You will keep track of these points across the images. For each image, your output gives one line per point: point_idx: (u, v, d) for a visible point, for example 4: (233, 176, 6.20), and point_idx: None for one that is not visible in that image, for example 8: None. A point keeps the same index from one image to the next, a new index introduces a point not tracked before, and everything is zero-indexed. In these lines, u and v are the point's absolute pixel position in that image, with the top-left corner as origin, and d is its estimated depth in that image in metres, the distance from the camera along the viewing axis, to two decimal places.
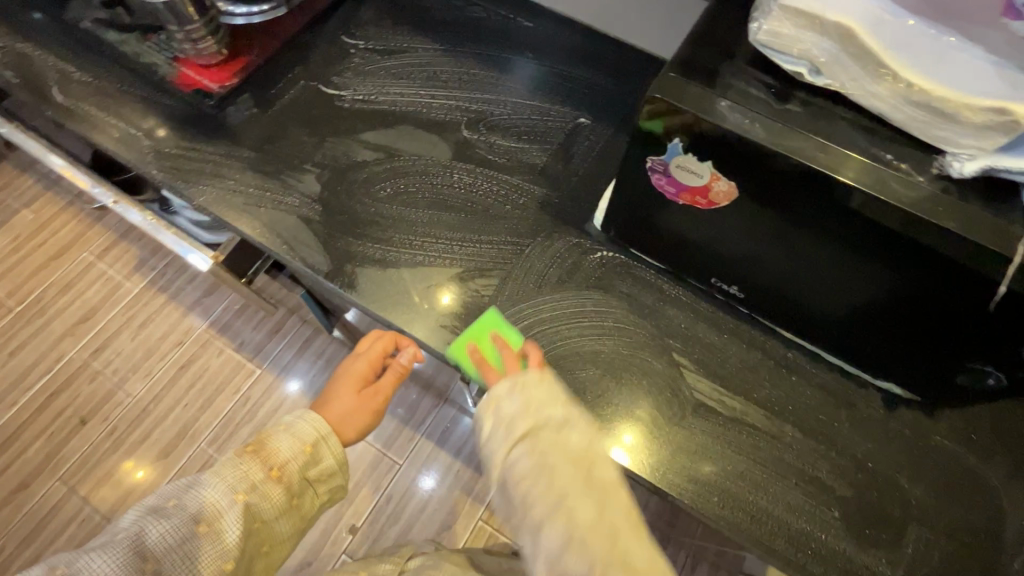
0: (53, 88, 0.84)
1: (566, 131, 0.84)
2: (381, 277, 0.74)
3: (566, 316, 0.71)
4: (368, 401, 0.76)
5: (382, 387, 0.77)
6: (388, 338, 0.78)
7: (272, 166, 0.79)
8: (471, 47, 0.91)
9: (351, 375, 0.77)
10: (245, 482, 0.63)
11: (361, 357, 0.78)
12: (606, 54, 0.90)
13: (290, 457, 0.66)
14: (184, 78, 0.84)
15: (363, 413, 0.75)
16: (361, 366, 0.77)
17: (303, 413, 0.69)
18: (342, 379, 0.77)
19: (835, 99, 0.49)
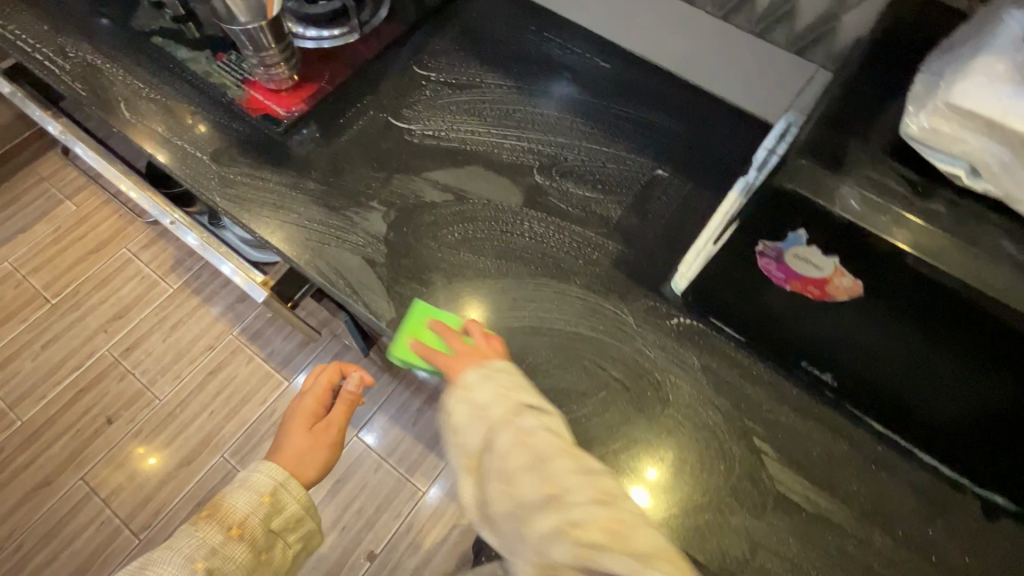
0: (120, 103, 0.82)
1: (643, 183, 0.80)
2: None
3: (396, 347, 0.66)
4: (322, 437, 0.81)
5: (332, 420, 0.82)
6: (333, 369, 0.86)
7: (336, 202, 0.76)
8: (546, 85, 0.87)
9: (300, 414, 0.83)
10: (205, 548, 0.68)
11: (309, 393, 0.84)
12: (688, 104, 0.86)
13: (248, 512, 0.71)
14: (251, 102, 0.82)
15: (320, 449, 0.80)
16: (310, 403, 0.84)
17: (257, 466, 0.75)
18: (291, 421, 0.83)
19: (988, 204, 0.44)
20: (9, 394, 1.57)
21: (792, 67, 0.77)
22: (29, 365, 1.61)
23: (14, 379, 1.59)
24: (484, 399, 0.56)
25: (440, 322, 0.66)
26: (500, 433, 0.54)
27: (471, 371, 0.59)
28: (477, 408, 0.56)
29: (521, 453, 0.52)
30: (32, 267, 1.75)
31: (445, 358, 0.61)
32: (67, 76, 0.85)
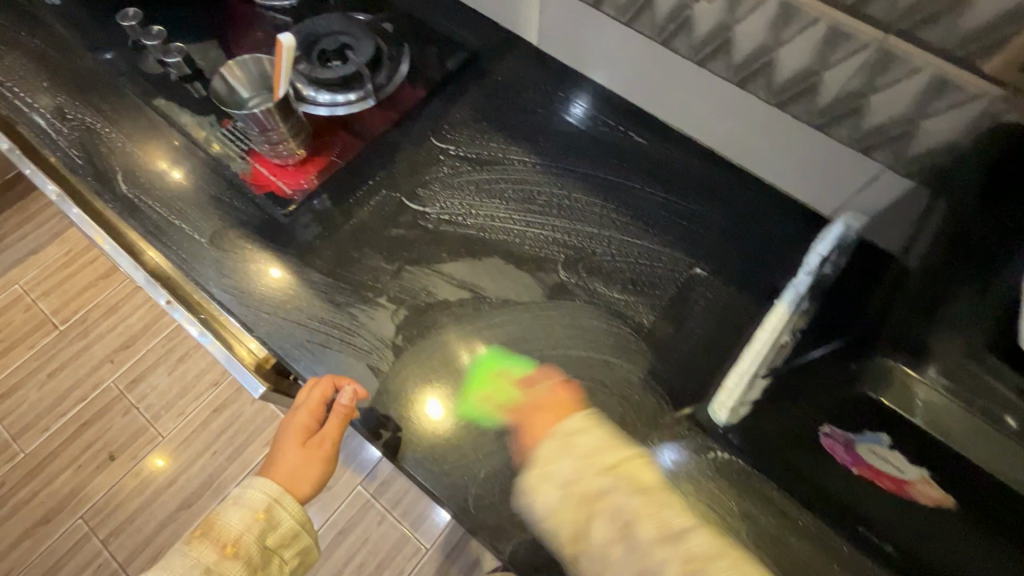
0: (118, 175, 0.77)
1: (679, 283, 0.72)
2: (432, 446, 0.63)
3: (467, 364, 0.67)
4: (315, 452, 0.69)
5: (327, 435, 0.68)
6: (325, 383, 0.64)
7: (340, 295, 0.70)
8: (574, 164, 0.80)
9: (293, 428, 0.69)
10: (199, 568, 0.63)
11: (302, 407, 0.66)
12: (729, 195, 0.79)
13: (242, 530, 0.64)
14: (256, 177, 0.77)
15: (313, 459, 0.69)
16: (304, 418, 0.67)
17: (250, 482, 0.68)
18: (285, 433, 0.70)
19: None
20: (14, 425, 1.54)
21: (856, 167, 0.68)
22: (35, 395, 1.58)
23: (18, 410, 1.56)
24: (589, 447, 0.53)
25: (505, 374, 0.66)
26: (563, 467, 0.52)
27: (548, 446, 0.54)
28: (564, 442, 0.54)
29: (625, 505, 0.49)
30: (42, 291, 1.73)
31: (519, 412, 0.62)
32: (64, 141, 0.80)
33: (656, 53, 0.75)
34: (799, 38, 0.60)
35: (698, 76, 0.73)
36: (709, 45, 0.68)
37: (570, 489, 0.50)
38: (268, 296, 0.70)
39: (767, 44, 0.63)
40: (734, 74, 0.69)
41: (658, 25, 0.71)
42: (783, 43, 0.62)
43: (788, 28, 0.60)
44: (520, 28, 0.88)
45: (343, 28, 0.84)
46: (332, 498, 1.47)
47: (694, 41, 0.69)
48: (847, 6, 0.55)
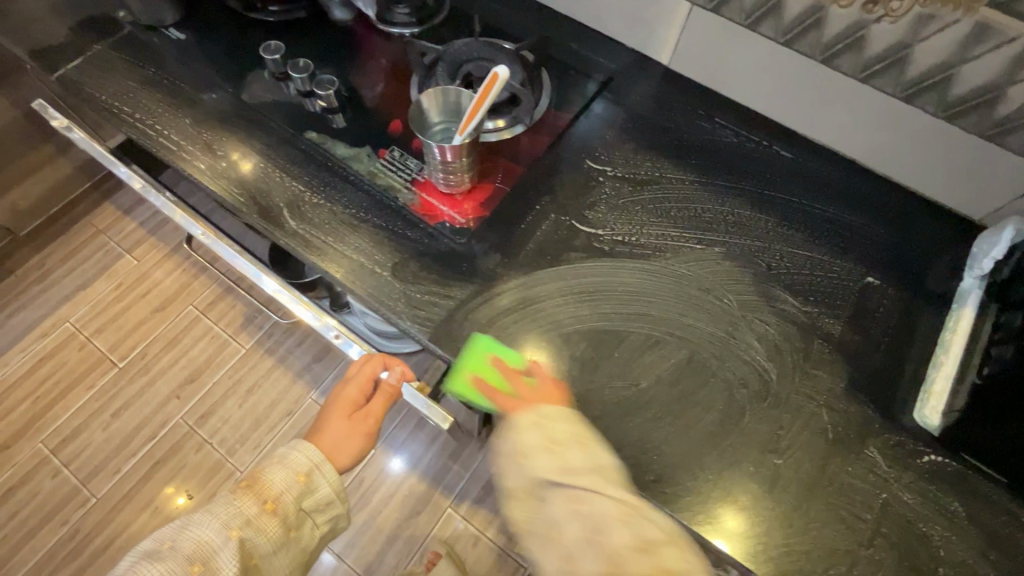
0: (283, 211, 0.75)
1: (856, 293, 0.74)
2: (658, 466, 0.63)
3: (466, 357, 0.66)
4: (360, 422, 0.83)
5: (371, 410, 0.84)
6: (375, 363, 0.85)
7: (533, 320, 0.70)
8: (729, 180, 0.81)
9: (341, 401, 0.85)
10: (240, 518, 0.72)
11: (352, 383, 0.85)
12: (881, 203, 0.81)
13: (283, 489, 0.74)
14: (423, 208, 0.76)
15: (356, 430, 0.83)
16: (353, 393, 0.84)
17: (295, 445, 0.79)
18: (333, 406, 0.85)
19: None
20: (81, 468, 1.48)
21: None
22: (100, 437, 1.52)
23: (84, 452, 1.50)
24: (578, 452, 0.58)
25: (498, 360, 0.66)
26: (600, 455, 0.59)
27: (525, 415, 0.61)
28: (525, 430, 0.61)
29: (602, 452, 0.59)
30: (95, 328, 1.67)
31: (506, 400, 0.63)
32: (220, 179, 0.78)
33: (809, 73, 0.78)
34: (989, 54, 0.63)
35: (855, 93, 0.76)
36: (879, 63, 0.71)
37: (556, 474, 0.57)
38: (463, 327, 0.70)
39: (949, 61, 0.66)
40: (901, 90, 0.72)
41: (823, 44, 0.73)
42: (968, 60, 0.65)
43: (978, 47, 0.63)
44: (653, 50, 0.90)
45: (486, 55, 0.85)
46: (424, 522, 1.45)
47: (862, 59, 0.72)
48: None
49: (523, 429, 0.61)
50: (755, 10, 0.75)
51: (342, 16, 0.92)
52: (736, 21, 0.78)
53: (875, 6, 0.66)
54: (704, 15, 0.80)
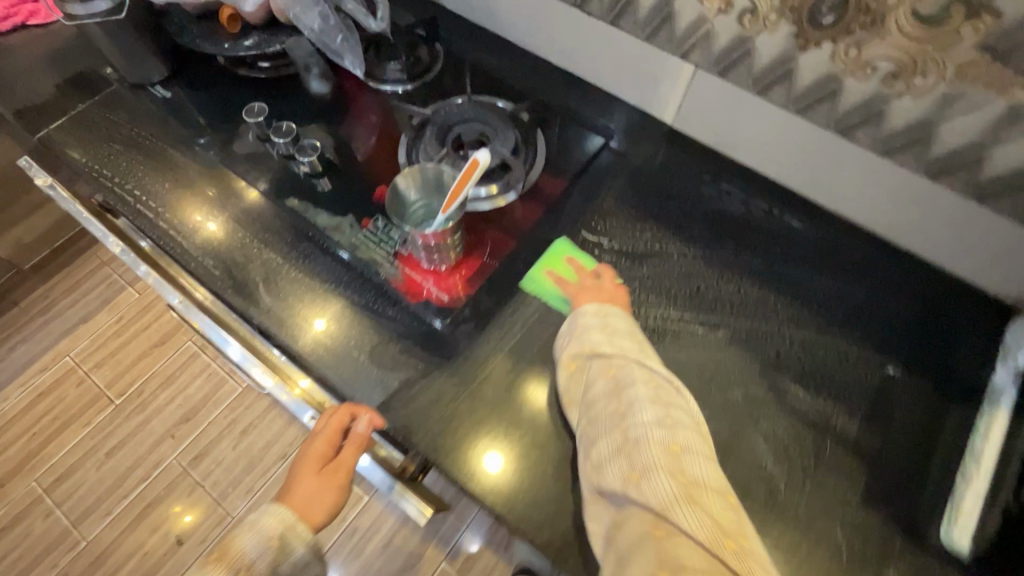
0: (259, 287, 0.72)
1: (874, 386, 0.68)
2: None
3: (529, 275, 0.74)
4: (331, 478, 0.65)
5: (346, 461, 0.66)
6: (341, 411, 0.66)
7: (516, 411, 0.65)
8: (736, 254, 0.76)
9: (309, 455, 0.67)
10: None
11: (317, 435, 0.66)
12: (902, 283, 0.75)
13: (256, 557, 0.58)
14: (405, 283, 0.71)
15: (326, 487, 0.64)
16: (321, 445, 0.66)
17: (265, 507, 0.62)
18: (299, 461, 0.67)
19: None
20: (73, 509, 1.46)
21: None
22: (93, 476, 1.50)
23: (77, 492, 1.48)
24: (596, 342, 0.62)
25: (575, 262, 0.75)
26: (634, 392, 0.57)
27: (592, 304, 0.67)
28: (579, 333, 0.64)
29: (655, 412, 0.55)
30: (94, 363, 1.66)
31: (578, 288, 0.72)
32: (196, 249, 0.75)
33: (822, 143, 0.72)
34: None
35: (873, 166, 0.70)
36: (900, 138, 0.65)
37: (598, 348, 0.62)
38: (443, 419, 0.65)
39: (979, 141, 0.60)
40: (925, 167, 0.66)
41: (839, 115, 0.68)
42: (1001, 142, 0.59)
43: (1012, 129, 0.57)
44: (656, 108, 0.86)
45: (478, 117, 0.81)
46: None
47: (882, 132, 0.66)
48: None
49: (580, 328, 0.65)
50: (765, 76, 0.70)
51: (321, 84, 0.88)
52: (744, 87, 0.73)
53: (895, 80, 0.60)
54: (709, 79, 0.76)
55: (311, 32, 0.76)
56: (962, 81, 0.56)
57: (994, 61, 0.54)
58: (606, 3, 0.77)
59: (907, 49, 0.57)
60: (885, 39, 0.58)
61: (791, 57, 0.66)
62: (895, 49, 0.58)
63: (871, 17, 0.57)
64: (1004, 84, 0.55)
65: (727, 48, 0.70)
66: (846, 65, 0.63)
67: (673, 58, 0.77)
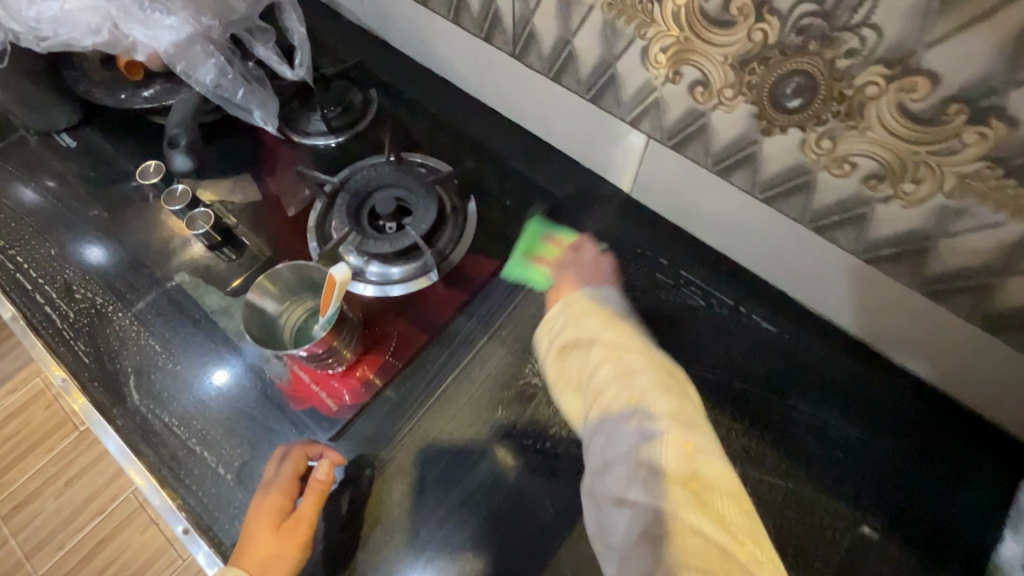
0: (130, 381, 0.63)
1: (846, 550, 0.54)
2: None
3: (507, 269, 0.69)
4: (292, 537, 0.52)
5: (304, 513, 0.53)
6: (298, 453, 0.56)
7: (395, 556, 0.55)
8: (688, 361, 0.63)
9: (259, 511, 0.53)
10: None
11: (270, 486, 0.54)
12: (891, 410, 0.61)
13: None
14: (294, 386, 0.62)
15: (288, 548, 0.51)
16: (274, 498, 0.53)
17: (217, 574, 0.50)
18: (247, 521, 0.53)
19: None
20: (27, 541, 1.43)
21: None
22: (50, 506, 1.47)
23: (32, 523, 1.45)
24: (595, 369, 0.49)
25: (555, 240, 0.70)
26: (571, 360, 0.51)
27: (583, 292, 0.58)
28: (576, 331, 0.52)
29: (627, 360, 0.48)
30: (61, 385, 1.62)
31: (557, 276, 0.65)
32: (70, 332, 0.67)
33: (795, 237, 0.58)
34: None
35: (857, 272, 0.56)
36: (887, 248, 0.52)
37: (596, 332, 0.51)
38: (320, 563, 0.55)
39: (988, 267, 0.47)
40: (920, 284, 0.52)
41: (813, 212, 0.54)
42: (1018, 272, 0.45)
43: None
44: (609, 173, 0.73)
45: (398, 181, 0.71)
46: None
47: (866, 238, 0.52)
48: None
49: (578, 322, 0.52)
50: (725, 157, 0.57)
51: (187, 160, 0.71)
52: (703, 164, 0.60)
53: (879, 183, 0.47)
54: (663, 151, 0.63)
55: (205, 88, 0.71)
56: (965, 196, 0.43)
57: (1007, 176, 0.40)
58: (545, 57, 0.65)
59: (893, 148, 0.44)
60: (865, 133, 0.45)
61: (753, 139, 0.53)
62: (878, 148, 0.45)
63: (845, 106, 0.44)
64: (1020, 206, 0.41)
65: (680, 121, 0.57)
66: (818, 158, 0.49)
67: (622, 125, 0.64)
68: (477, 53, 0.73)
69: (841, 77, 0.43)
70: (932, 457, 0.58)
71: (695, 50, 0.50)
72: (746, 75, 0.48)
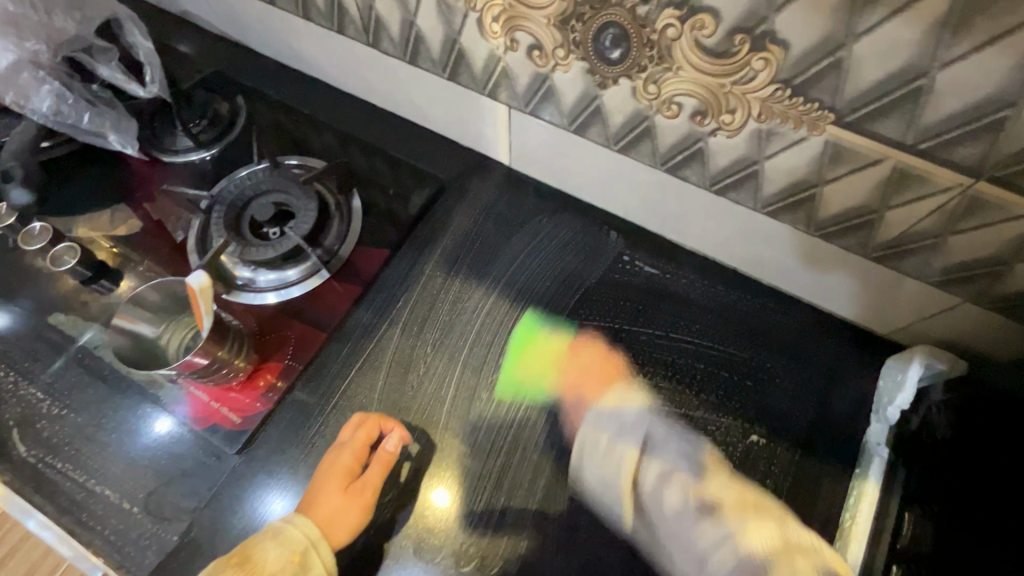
0: (13, 435, 0.60)
1: (738, 460, 0.59)
2: None
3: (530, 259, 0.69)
4: (357, 498, 0.55)
5: (370, 479, 0.56)
6: (372, 422, 0.58)
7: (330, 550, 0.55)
8: (580, 315, 0.66)
9: (331, 469, 0.56)
10: None
11: (342, 447, 0.57)
12: (767, 327, 0.65)
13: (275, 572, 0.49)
14: (194, 407, 0.61)
15: (354, 507, 0.54)
16: (346, 460, 0.56)
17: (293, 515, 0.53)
18: (320, 474, 0.56)
19: None
20: None
21: (922, 296, 0.56)
22: None
23: None
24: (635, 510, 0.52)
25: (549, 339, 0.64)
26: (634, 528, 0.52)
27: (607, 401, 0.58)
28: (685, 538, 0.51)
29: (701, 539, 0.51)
30: None
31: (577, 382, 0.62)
32: None
33: (656, 181, 0.62)
34: (852, 177, 0.48)
35: (713, 205, 0.60)
36: (728, 178, 0.56)
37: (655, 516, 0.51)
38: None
39: (807, 181, 0.51)
40: (762, 206, 0.57)
41: (661, 155, 0.58)
42: (831, 181, 0.50)
43: (835, 167, 0.48)
44: (486, 148, 0.75)
45: (276, 187, 0.70)
46: None
47: (709, 171, 0.56)
48: (918, 150, 0.43)
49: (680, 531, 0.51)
50: (577, 115, 0.60)
51: (25, 192, 0.68)
52: (562, 125, 0.63)
53: (703, 118, 0.51)
54: (525, 118, 0.65)
55: (42, 116, 0.70)
56: (770, 118, 0.47)
57: (796, 94, 0.44)
58: (396, 41, 0.66)
59: (705, 84, 0.47)
60: (679, 73, 0.48)
61: (594, 94, 0.56)
62: (693, 85, 0.48)
63: (656, 50, 0.47)
64: (814, 121, 0.45)
65: (529, 86, 0.60)
66: (650, 103, 0.53)
67: (483, 98, 0.66)
68: (335, 47, 0.73)
69: (644, 23, 0.46)
70: (806, 363, 0.64)
71: (521, 15, 0.52)
72: (569, 33, 0.51)
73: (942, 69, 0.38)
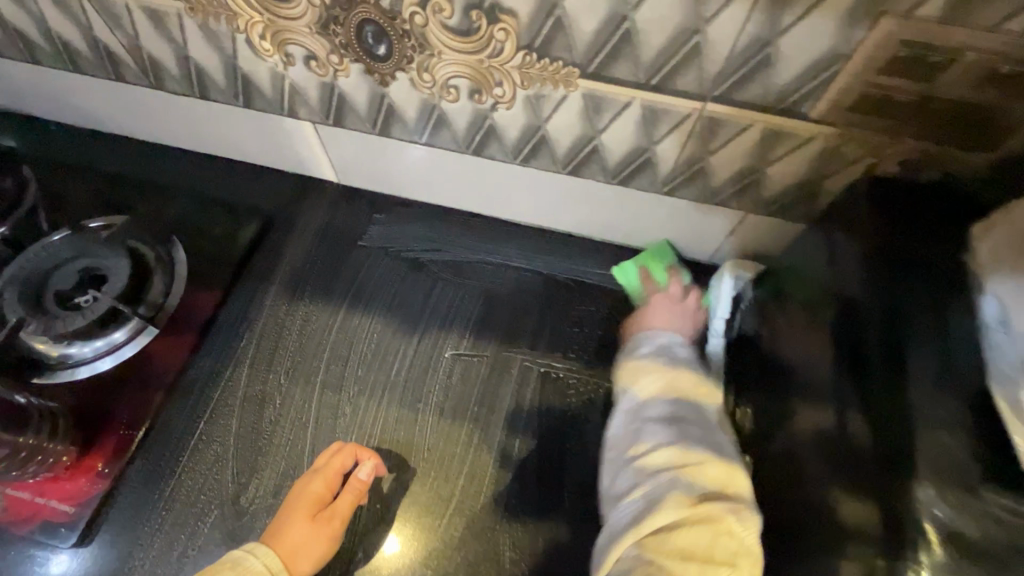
0: None
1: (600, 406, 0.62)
2: None
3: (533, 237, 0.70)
4: (324, 529, 0.52)
5: (340, 508, 0.53)
6: (349, 448, 0.56)
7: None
8: (432, 310, 0.67)
9: (300, 498, 0.54)
10: None
11: (315, 474, 0.55)
12: (607, 277, 0.69)
13: None
14: (15, 510, 0.55)
15: (320, 539, 0.52)
16: (315, 488, 0.54)
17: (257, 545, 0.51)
18: (290, 502, 0.54)
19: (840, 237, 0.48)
20: None
21: (716, 219, 0.63)
22: None
23: None
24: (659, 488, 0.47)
25: None
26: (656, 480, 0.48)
27: None
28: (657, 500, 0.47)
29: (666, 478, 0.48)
30: None
31: None
32: None
33: (468, 165, 0.64)
34: (615, 123, 0.53)
35: (524, 177, 0.64)
36: (525, 148, 0.60)
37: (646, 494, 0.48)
38: None
39: (585, 135, 0.56)
40: (563, 166, 0.61)
41: (462, 138, 0.61)
42: (602, 130, 0.55)
43: (600, 117, 0.53)
44: (307, 170, 0.74)
45: (79, 250, 0.64)
46: None
47: (507, 145, 0.60)
48: (651, 86, 0.49)
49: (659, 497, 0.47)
50: (375, 117, 0.61)
51: None
52: (366, 130, 0.64)
53: (480, 95, 0.54)
54: (330, 131, 0.65)
55: None
56: (532, 83, 0.51)
57: (542, 57, 0.49)
58: (178, 78, 0.64)
59: (467, 63, 0.51)
60: (442, 57, 0.51)
61: (381, 93, 0.58)
62: (458, 65, 0.51)
63: (413, 40, 0.50)
64: (566, 78, 0.50)
65: (322, 98, 0.61)
66: (431, 91, 0.55)
67: (284, 119, 0.66)
68: (120, 95, 0.69)
69: (393, 16, 0.49)
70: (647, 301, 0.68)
71: (285, 29, 0.53)
72: (334, 37, 0.52)
73: (637, 11, 0.43)
